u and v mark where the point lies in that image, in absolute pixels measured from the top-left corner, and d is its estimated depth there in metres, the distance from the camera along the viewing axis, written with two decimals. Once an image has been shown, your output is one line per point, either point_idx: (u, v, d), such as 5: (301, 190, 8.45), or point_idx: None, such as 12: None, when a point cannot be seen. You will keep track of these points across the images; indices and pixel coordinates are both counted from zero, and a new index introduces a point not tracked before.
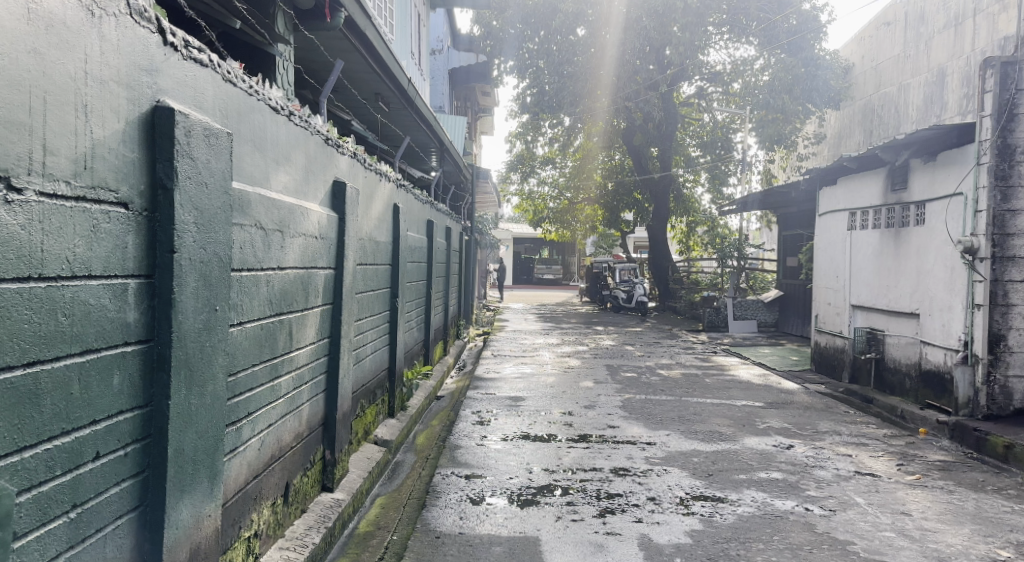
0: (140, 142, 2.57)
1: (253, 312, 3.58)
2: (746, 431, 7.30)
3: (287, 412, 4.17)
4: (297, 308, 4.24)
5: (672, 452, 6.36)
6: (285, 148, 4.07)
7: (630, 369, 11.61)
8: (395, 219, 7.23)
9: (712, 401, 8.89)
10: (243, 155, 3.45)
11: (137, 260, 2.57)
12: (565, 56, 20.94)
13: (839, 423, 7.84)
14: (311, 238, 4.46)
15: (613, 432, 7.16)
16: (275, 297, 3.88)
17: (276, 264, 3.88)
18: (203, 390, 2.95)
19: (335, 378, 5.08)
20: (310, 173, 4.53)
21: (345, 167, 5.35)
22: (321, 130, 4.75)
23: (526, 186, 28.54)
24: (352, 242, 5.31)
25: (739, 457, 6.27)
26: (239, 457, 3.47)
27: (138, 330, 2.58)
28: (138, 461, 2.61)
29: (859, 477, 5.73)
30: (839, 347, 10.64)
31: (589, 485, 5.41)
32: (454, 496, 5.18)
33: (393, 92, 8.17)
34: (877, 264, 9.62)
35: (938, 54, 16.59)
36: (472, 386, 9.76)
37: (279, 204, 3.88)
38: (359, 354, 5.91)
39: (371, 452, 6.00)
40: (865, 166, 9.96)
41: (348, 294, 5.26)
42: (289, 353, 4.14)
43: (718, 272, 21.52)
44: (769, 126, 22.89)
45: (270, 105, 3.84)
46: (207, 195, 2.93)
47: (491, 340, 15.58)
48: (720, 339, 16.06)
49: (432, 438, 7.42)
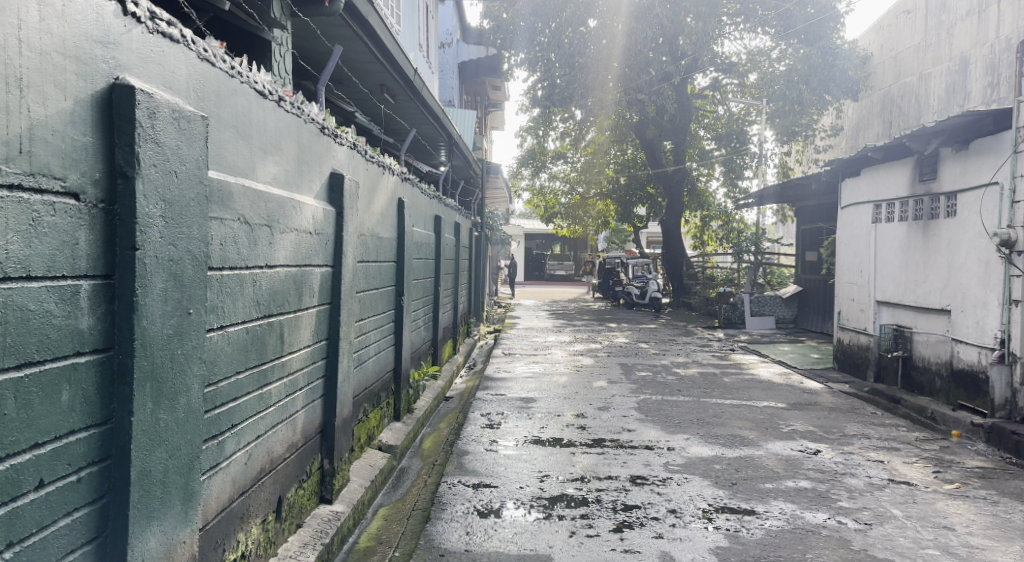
0: (94, 124, 2.25)
1: (237, 315, 3.27)
2: (769, 435, 6.93)
3: (278, 421, 3.85)
4: (289, 310, 3.93)
5: (692, 459, 6.02)
6: (273, 136, 3.74)
7: (644, 368, 11.25)
8: (400, 214, 6.91)
9: (732, 402, 8.51)
10: (223, 142, 3.13)
11: (91, 258, 2.25)
12: (577, 47, 20.57)
13: (867, 426, 7.45)
14: (305, 234, 4.13)
15: (629, 436, 6.80)
16: (262, 297, 3.56)
17: (264, 262, 3.56)
18: (175, 405, 2.64)
19: (333, 383, 4.77)
20: (303, 164, 4.21)
21: (343, 158, 5.03)
22: (316, 118, 4.44)
23: (536, 182, 28.08)
24: (351, 238, 4.99)
25: (764, 464, 5.91)
26: (221, 475, 3.16)
27: (92, 340, 2.26)
28: (95, 486, 2.30)
29: (894, 486, 5.38)
30: (863, 345, 10.25)
31: (605, 496, 5.07)
32: (462, 508, 4.86)
33: (398, 82, 7.84)
34: (904, 258, 9.23)
35: (961, 42, 16.16)
36: (482, 387, 9.43)
37: (267, 197, 3.56)
38: (360, 355, 5.60)
39: (374, 458, 5.69)
40: (890, 157, 9.55)
41: (347, 293, 4.94)
42: (280, 358, 3.83)
43: (733, 267, 21.09)
44: (785, 118, 22.73)
45: (255, 89, 3.52)
46: (177, 184, 2.62)
47: (502, 338, 15.25)
48: (736, 336, 15.68)
49: (439, 442, 7.12)
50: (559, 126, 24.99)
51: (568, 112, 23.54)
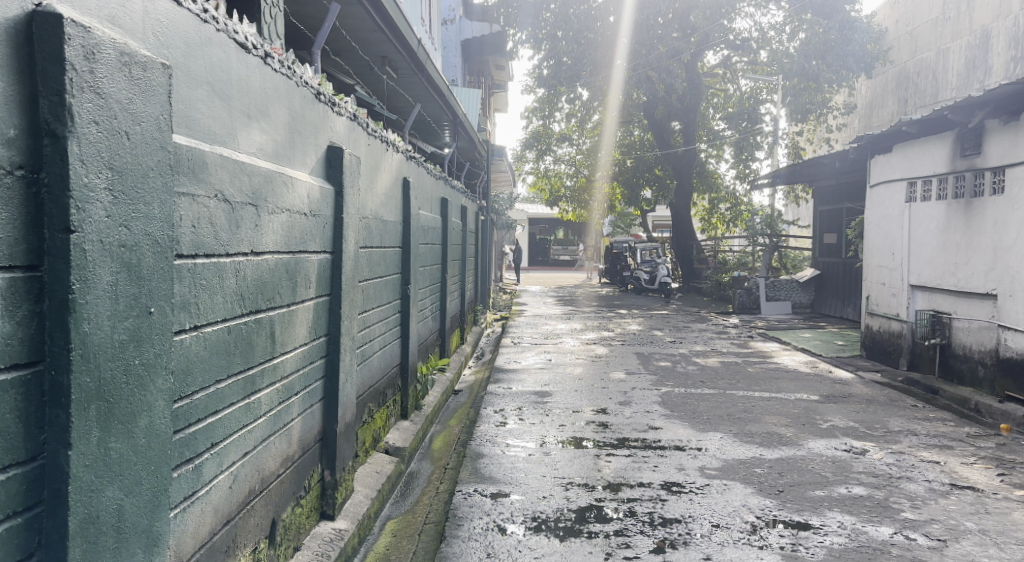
0: (4, 63, 1.71)
1: (217, 313, 2.71)
2: (809, 432, 6.39)
3: (270, 434, 3.30)
4: (281, 304, 3.38)
5: (730, 461, 5.48)
6: (259, 98, 3.18)
7: (663, 357, 10.69)
8: (405, 194, 6.34)
9: (761, 395, 7.97)
10: (194, 101, 2.57)
11: (5, 243, 1.71)
12: (586, 22, 20.15)
13: (911, 421, 6.89)
14: (298, 215, 3.57)
15: (655, 435, 6.25)
16: (248, 290, 3.00)
17: (250, 249, 2.99)
18: (133, 431, 2.08)
19: (334, 383, 4.22)
20: (296, 133, 3.63)
21: (342, 130, 4.46)
22: (311, 82, 3.89)
23: (541, 165, 27.34)
24: (353, 220, 4.43)
25: (810, 467, 5.37)
26: (199, 504, 2.61)
27: (9, 352, 1.73)
28: (17, 543, 1.77)
29: (960, 492, 4.82)
30: (895, 332, 9.70)
31: (639, 507, 4.54)
32: (480, 523, 4.32)
33: (401, 55, 7.30)
34: (942, 238, 8.67)
35: (982, 16, 16.67)
36: (493, 379, 8.90)
37: (252, 169, 3.00)
38: (364, 350, 5.05)
39: (381, 464, 5.16)
40: (927, 131, 8.96)
41: (349, 283, 4.39)
42: (271, 360, 3.27)
43: (746, 251, 20.57)
44: (801, 96, 21.87)
45: (235, 41, 2.94)
46: (130, 152, 2.07)
47: (510, 326, 14.72)
48: (753, 322, 15.13)
49: (450, 442, 6.58)
50: (564, 107, 24.37)
51: (573, 91, 22.61)
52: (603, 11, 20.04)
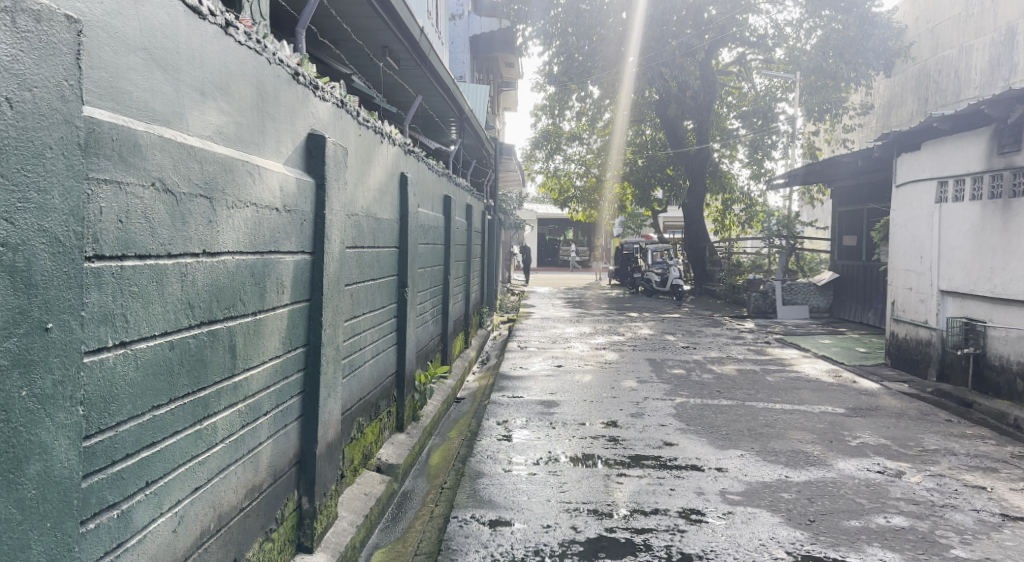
0: None
1: (153, 326, 2.25)
2: (837, 451, 5.89)
3: (229, 463, 2.85)
4: (244, 313, 2.92)
5: (754, 485, 4.99)
6: (219, 75, 2.72)
7: (676, 364, 10.17)
8: (403, 191, 5.90)
9: (782, 407, 7.46)
10: (124, 70, 2.11)
11: None
12: (597, 17, 19.66)
13: (948, 438, 6.37)
14: (268, 211, 3.11)
15: (671, 452, 5.77)
16: (199, 298, 2.53)
17: (200, 248, 2.53)
18: (16, 481, 1.62)
19: (313, 398, 3.75)
20: (265, 116, 3.17)
21: (326, 116, 4.01)
22: (287, 61, 3.44)
23: (551, 164, 26.83)
24: (337, 218, 3.96)
25: (842, 492, 4.87)
26: (128, 558, 2.15)
27: None
28: None
29: (1013, 525, 4.32)
30: (924, 340, 9.18)
31: (655, 540, 4.07)
32: (475, 558, 3.85)
33: (403, 44, 6.84)
34: (977, 241, 8.16)
35: (1007, 13, 16.53)
36: (497, 387, 8.42)
37: (206, 156, 2.54)
38: (351, 360, 4.59)
39: (370, 485, 4.68)
40: (961, 127, 8.45)
41: (332, 288, 3.93)
42: (230, 379, 2.81)
43: (761, 252, 20.09)
44: (819, 93, 21.31)
45: (185, 2, 2.47)
46: (13, 128, 1.59)
47: (517, 328, 14.22)
48: (770, 327, 14.62)
49: (449, 458, 6.11)
50: (575, 105, 23.85)
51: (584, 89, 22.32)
52: (615, 7, 19.55)
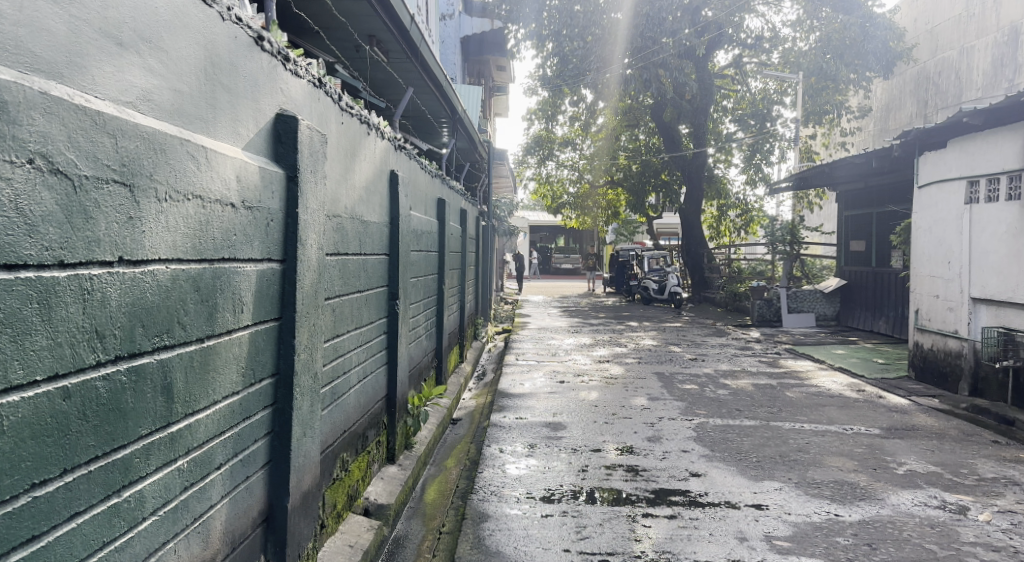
0: None
1: (33, 372, 1.55)
2: (886, 481, 5.21)
3: (167, 539, 2.14)
4: (185, 341, 2.21)
5: (802, 527, 4.31)
6: (146, 21, 2.04)
7: (688, 379, 9.46)
8: (392, 190, 5.20)
9: (811, 428, 6.79)
10: None
11: None
12: (591, 17, 18.98)
13: (1004, 464, 5.71)
14: (219, 207, 2.40)
15: (700, 485, 5.08)
16: (110, 322, 1.82)
17: (114, 255, 1.83)
18: None
19: (284, 441, 3.04)
20: (217, 86, 2.47)
21: (301, 94, 3.31)
22: (249, 22, 2.75)
23: (543, 170, 26.13)
24: (315, 218, 3.26)
25: (906, 535, 4.19)
26: None
27: None
28: None
29: None
30: (954, 351, 8.54)
31: None
32: None
33: (392, 34, 6.18)
34: (1014, 245, 7.56)
35: (1010, 12, 16.02)
36: (496, 407, 7.71)
37: (122, 125, 1.84)
38: (334, 386, 3.89)
39: (356, 534, 3.98)
40: (994, 122, 7.87)
41: (309, 303, 3.22)
42: (163, 429, 2.10)
43: (762, 259, 19.41)
44: (817, 97, 20.70)
45: None
46: None
47: (513, 340, 13.46)
48: (778, 336, 13.94)
49: (447, 492, 5.39)
50: (567, 110, 23.20)
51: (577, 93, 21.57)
52: (608, 6, 18.93)
